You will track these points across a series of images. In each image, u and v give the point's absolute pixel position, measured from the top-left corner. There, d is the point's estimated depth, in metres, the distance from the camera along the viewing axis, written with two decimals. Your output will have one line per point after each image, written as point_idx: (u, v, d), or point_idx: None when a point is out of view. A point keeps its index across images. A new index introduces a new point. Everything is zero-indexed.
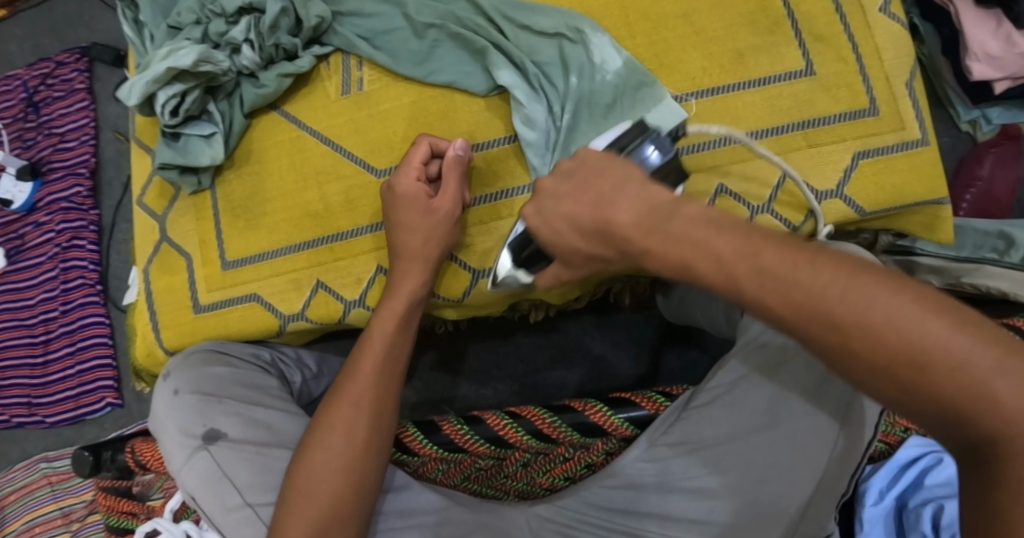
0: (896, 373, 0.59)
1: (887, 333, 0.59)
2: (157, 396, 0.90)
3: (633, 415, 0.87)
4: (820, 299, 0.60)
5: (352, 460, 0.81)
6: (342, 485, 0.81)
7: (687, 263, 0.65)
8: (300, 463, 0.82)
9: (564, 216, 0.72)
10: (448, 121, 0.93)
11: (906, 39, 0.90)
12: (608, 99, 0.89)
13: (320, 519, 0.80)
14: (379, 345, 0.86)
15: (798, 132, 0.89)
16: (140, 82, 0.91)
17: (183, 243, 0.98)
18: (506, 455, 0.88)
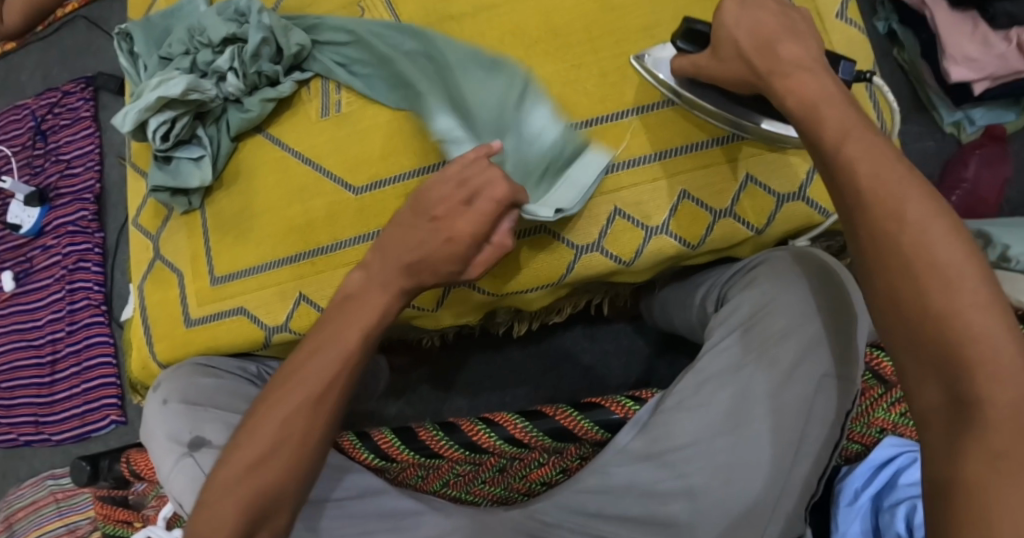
0: (926, 297, 0.66)
1: (936, 258, 0.66)
2: (147, 406, 0.94)
3: (604, 420, 0.89)
4: (896, 192, 0.68)
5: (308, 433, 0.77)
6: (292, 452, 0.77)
7: (817, 116, 0.73)
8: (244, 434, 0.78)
9: (746, 32, 0.79)
10: (392, 160, 0.96)
11: (866, 43, 0.96)
12: (542, 164, 0.89)
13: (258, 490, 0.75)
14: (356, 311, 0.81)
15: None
16: (133, 111, 0.95)
17: (175, 259, 1.01)
18: (480, 461, 0.91)
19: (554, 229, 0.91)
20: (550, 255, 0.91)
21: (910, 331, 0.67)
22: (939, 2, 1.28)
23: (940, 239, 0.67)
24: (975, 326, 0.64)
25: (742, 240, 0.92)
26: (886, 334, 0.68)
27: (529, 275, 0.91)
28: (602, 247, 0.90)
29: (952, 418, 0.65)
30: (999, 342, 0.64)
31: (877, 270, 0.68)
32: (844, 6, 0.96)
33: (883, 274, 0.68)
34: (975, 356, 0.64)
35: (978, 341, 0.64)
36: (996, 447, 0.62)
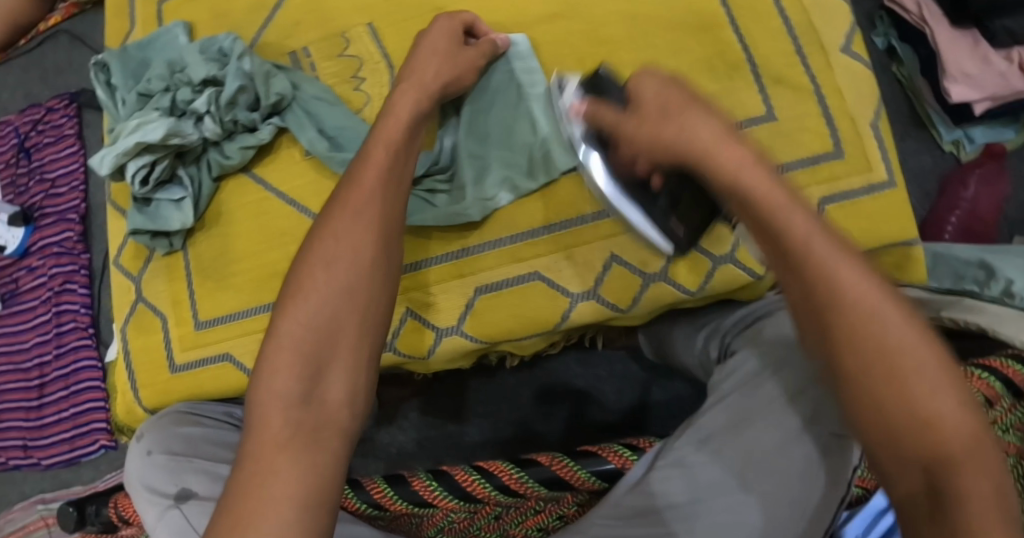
0: (900, 389, 0.63)
1: (903, 352, 0.63)
2: (129, 457, 0.90)
3: (599, 469, 0.87)
4: (834, 280, 0.65)
5: (337, 308, 0.75)
6: (343, 308, 0.76)
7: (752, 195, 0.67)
8: (280, 327, 0.75)
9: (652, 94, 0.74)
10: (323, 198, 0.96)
11: (870, 79, 0.92)
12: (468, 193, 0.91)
13: (310, 351, 0.74)
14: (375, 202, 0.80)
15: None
16: (111, 154, 0.93)
17: (157, 303, 0.99)
18: (476, 509, 0.89)
19: (547, 276, 0.89)
20: (545, 302, 0.89)
21: (887, 432, 0.64)
22: (939, 18, 1.25)
23: (910, 336, 0.64)
24: (953, 428, 0.62)
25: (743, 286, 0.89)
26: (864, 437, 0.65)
27: (522, 323, 0.89)
28: (597, 295, 0.89)
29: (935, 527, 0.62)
30: (975, 443, 0.62)
31: (851, 374, 0.65)
32: (849, 39, 0.93)
33: (858, 378, 0.64)
34: (957, 458, 0.62)
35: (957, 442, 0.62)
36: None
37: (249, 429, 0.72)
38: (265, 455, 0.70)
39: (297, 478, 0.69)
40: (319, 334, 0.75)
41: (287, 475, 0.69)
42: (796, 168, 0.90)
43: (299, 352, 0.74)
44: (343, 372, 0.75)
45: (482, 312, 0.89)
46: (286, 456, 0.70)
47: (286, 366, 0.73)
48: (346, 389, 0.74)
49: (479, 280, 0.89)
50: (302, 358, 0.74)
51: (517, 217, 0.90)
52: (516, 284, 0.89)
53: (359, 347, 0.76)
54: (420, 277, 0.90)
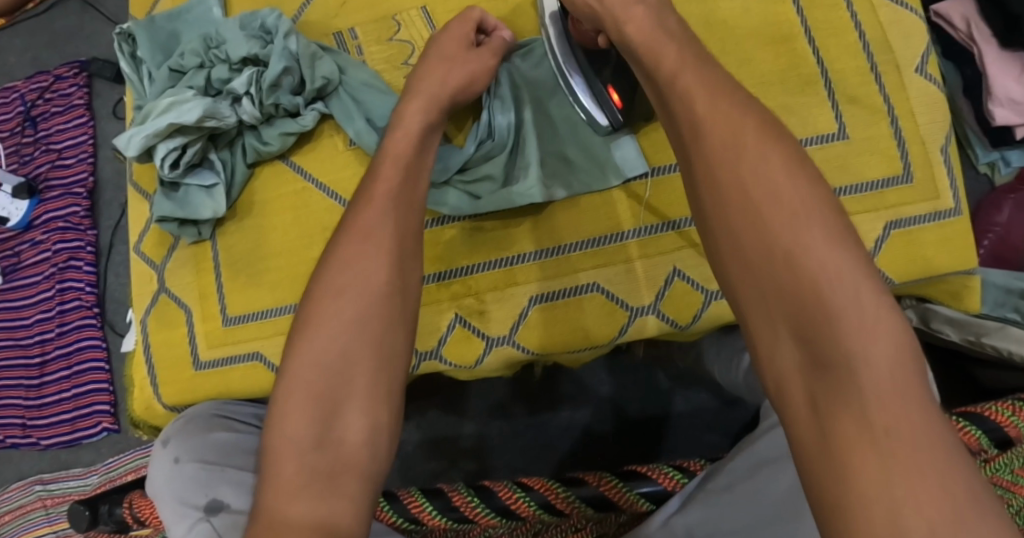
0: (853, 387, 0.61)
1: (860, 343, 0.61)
2: (153, 465, 0.84)
3: (649, 491, 0.85)
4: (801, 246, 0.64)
5: (360, 332, 0.69)
6: (354, 341, 0.69)
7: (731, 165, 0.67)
8: (290, 364, 0.69)
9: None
10: None
11: (943, 101, 0.90)
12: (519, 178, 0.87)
13: (322, 389, 0.67)
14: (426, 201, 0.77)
15: None
16: (139, 135, 0.88)
17: (182, 295, 0.94)
18: (516, 526, 0.86)
19: (605, 287, 0.86)
20: (602, 316, 0.86)
21: (759, 282, 0.65)
22: (989, 39, 1.23)
23: (770, 169, 0.67)
24: (827, 263, 0.63)
25: None
26: (737, 290, 0.66)
27: (579, 337, 0.86)
28: (657, 310, 0.85)
29: (815, 380, 0.62)
30: (850, 275, 0.63)
31: (719, 217, 0.68)
32: (925, 60, 0.91)
33: (725, 219, 0.67)
34: (834, 297, 0.62)
35: (831, 277, 0.63)
36: (866, 403, 0.60)
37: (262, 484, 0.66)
38: (280, 502, 0.64)
39: (308, 529, 0.62)
40: (338, 358, 0.68)
41: (296, 532, 0.62)
42: (862, 192, 0.88)
43: (309, 391, 0.67)
44: (360, 408, 0.68)
45: (536, 324, 0.86)
46: (301, 503, 0.64)
47: (300, 398, 0.67)
48: (366, 427, 0.67)
49: (534, 289, 0.86)
50: (312, 399, 0.67)
51: (575, 218, 0.87)
52: (572, 295, 0.86)
53: (378, 379, 0.69)
54: (471, 283, 0.87)
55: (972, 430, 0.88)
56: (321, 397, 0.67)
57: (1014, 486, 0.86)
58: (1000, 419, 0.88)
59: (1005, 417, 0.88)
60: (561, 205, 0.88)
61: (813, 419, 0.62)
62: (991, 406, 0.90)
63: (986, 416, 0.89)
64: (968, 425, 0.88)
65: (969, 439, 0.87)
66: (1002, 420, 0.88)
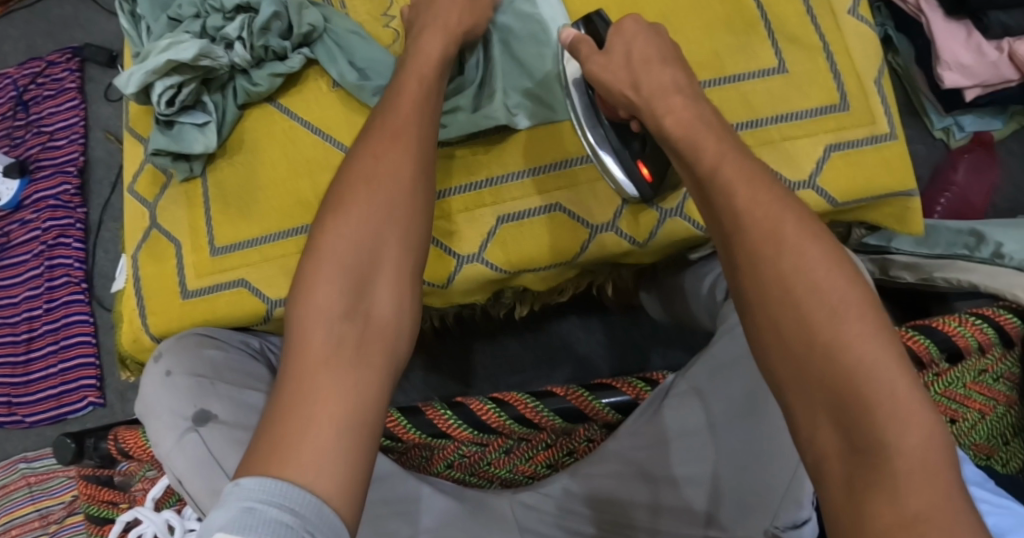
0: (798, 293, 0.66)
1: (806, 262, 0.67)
2: (145, 379, 0.87)
3: (614, 400, 0.89)
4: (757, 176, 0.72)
5: (383, 225, 0.78)
6: (388, 234, 0.78)
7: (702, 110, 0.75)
8: (325, 242, 0.76)
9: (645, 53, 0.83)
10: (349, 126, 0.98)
11: (874, 40, 0.97)
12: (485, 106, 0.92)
13: (355, 267, 0.75)
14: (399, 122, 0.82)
15: (772, 126, 0.93)
16: (139, 71, 0.93)
17: (174, 230, 0.98)
18: (488, 441, 0.91)
19: (567, 207, 0.91)
20: (566, 232, 0.90)
21: (805, 385, 0.65)
22: (936, 6, 1.30)
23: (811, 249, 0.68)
24: (872, 367, 0.63)
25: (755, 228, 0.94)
26: (778, 378, 0.66)
27: (544, 253, 0.90)
28: (617, 227, 0.91)
29: (853, 467, 0.62)
30: (891, 373, 0.63)
31: (765, 316, 0.68)
32: (856, 4, 0.97)
33: (771, 323, 0.67)
34: (874, 399, 0.62)
35: (872, 375, 0.63)
36: (899, 486, 0.60)
37: (290, 343, 0.73)
38: (308, 369, 0.70)
39: (345, 389, 0.70)
40: (362, 249, 0.76)
41: (330, 386, 0.70)
42: (808, 118, 0.93)
43: (342, 267, 0.75)
44: (388, 290, 0.76)
45: (505, 241, 0.90)
46: (327, 369, 0.71)
47: (326, 277, 0.74)
48: (389, 308, 0.76)
49: (501, 210, 0.91)
50: (346, 274, 0.75)
51: (557, 139, 0.92)
52: (538, 214, 0.91)
53: (400, 269, 0.77)
54: (443, 207, 0.91)
55: (923, 339, 0.92)
56: (353, 274, 0.75)
57: (968, 400, 0.93)
58: (948, 329, 0.93)
59: (952, 327, 0.92)
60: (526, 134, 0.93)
61: (847, 495, 0.62)
62: (940, 318, 0.94)
63: (935, 328, 0.93)
64: (919, 335, 0.92)
65: (921, 349, 0.92)
66: (951, 330, 0.92)
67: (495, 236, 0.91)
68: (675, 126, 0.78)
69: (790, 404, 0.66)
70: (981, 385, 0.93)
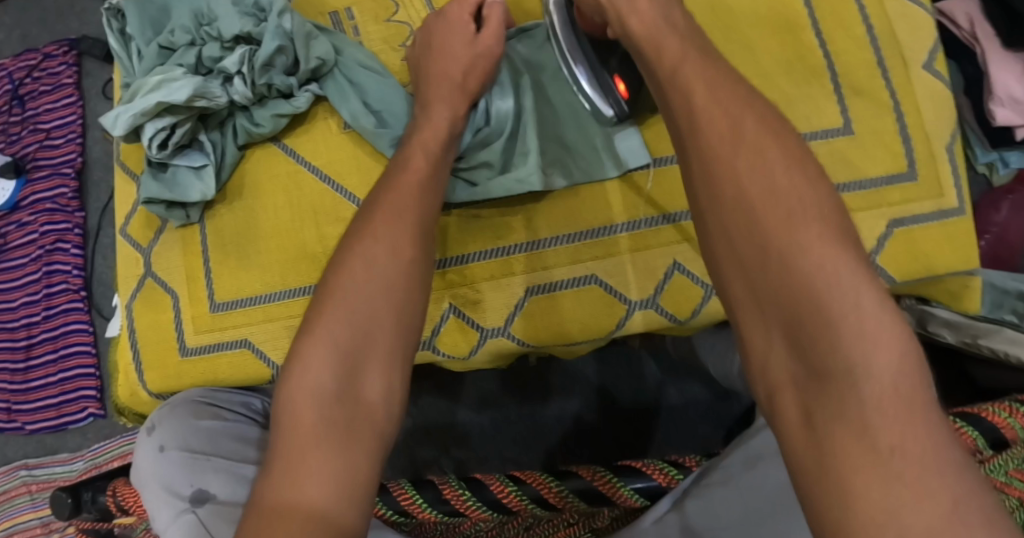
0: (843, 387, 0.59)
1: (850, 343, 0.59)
2: (138, 451, 0.83)
3: (644, 486, 0.84)
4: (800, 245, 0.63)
5: (382, 292, 0.73)
6: (381, 308, 0.73)
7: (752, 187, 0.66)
8: (320, 313, 0.72)
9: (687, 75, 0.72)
10: (360, 172, 0.92)
11: (947, 99, 0.89)
12: (518, 162, 0.86)
13: (347, 344, 0.71)
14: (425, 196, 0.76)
15: (857, 193, 0.87)
16: (127, 113, 0.86)
17: (169, 280, 0.92)
18: (508, 519, 0.85)
19: (605, 281, 0.85)
20: (601, 308, 0.85)
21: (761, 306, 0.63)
22: (992, 38, 1.21)
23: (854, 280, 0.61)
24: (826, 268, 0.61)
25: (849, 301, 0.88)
26: (734, 309, 0.65)
27: (576, 329, 0.85)
28: (658, 304, 0.85)
29: (810, 394, 0.61)
30: (848, 278, 0.61)
31: (721, 235, 0.66)
32: (932, 56, 0.90)
33: (726, 239, 0.66)
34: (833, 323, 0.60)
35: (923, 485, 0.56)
36: (866, 417, 0.59)
37: (279, 425, 0.69)
38: (294, 456, 0.67)
39: (330, 477, 0.66)
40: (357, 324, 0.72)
41: (318, 475, 0.66)
42: (872, 188, 0.87)
43: (335, 342, 0.71)
44: (381, 369, 0.72)
45: (533, 314, 0.85)
46: (317, 455, 0.67)
47: (317, 354, 0.70)
48: (383, 386, 0.71)
49: (533, 280, 0.85)
50: (335, 334, 0.71)
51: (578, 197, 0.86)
52: (570, 286, 0.85)
53: (397, 342, 0.73)
54: (467, 272, 0.86)
55: (969, 431, 0.87)
56: (343, 348, 0.71)
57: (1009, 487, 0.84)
58: (996, 420, 0.88)
59: (1001, 418, 0.88)
60: (560, 194, 0.87)
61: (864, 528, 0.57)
62: (987, 407, 0.90)
63: (982, 417, 0.88)
64: (964, 426, 0.88)
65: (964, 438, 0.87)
66: (999, 420, 0.88)
67: (521, 308, 0.86)
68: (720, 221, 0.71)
69: (755, 339, 0.64)
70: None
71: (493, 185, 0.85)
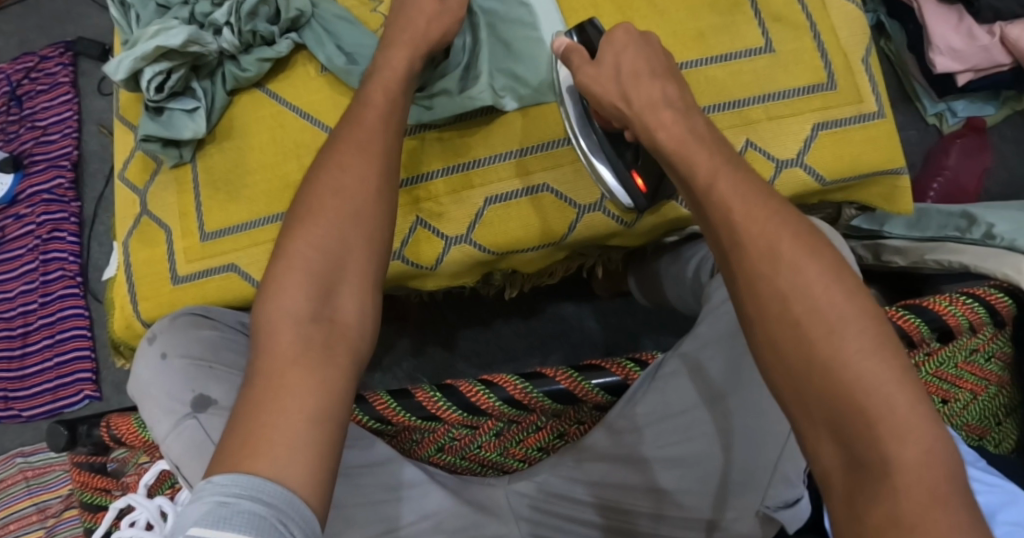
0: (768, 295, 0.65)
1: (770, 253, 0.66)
2: (138, 360, 0.87)
3: (605, 382, 0.89)
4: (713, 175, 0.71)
5: (349, 229, 0.76)
6: (352, 235, 0.75)
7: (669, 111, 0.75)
8: (292, 246, 0.75)
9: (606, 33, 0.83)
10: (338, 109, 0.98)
11: (861, 20, 0.98)
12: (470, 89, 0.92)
13: (322, 273, 0.74)
14: (382, 97, 0.83)
15: (759, 105, 0.93)
16: (128, 59, 0.94)
17: (164, 216, 0.98)
18: (478, 423, 0.90)
19: (554, 188, 0.92)
20: (554, 214, 0.92)
21: (754, 316, 0.66)
22: None
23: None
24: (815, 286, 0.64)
25: (809, 193, 0.94)
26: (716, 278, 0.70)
27: (530, 233, 0.92)
28: (603, 208, 0.92)
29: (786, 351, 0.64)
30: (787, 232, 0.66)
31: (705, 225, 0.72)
32: None
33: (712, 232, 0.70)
34: (827, 345, 0.62)
35: (866, 383, 0.61)
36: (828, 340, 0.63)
37: (259, 347, 0.72)
38: (276, 371, 0.70)
39: (313, 391, 0.69)
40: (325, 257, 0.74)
41: (302, 390, 0.69)
42: (794, 96, 0.93)
43: (309, 271, 0.73)
44: (354, 293, 0.74)
45: (492, 222, 0.91)
46: (298, 371, 0.70)
47: (293, 283, 0.73)
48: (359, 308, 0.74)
49: (490, 191, 0.92)
50: (309, 271, 0.73)
51: (531, 121, 0.93)
52: (525, 195, 0.92)
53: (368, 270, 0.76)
54: (428, 189, 0.92)
55: (913, 320, 0.91)
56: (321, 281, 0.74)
57: (960, 380, 0.93)
58: (939, 310, 0.92)
59: (943, 308, 0.91)
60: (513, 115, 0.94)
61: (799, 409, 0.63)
62: (930, 299, 0.93)
63: (927, 307, 0.92)
64: (909, 315, 0.91)
65: (911, 328, 0.90)
66: (942, 310, 0.91)
67: (480, 218, 0.92)
68: (669, 141, 0.76)
69: (756, 341, 0.66)
70: (973, 365, 0.93)
71: (453, 107, 0.91)
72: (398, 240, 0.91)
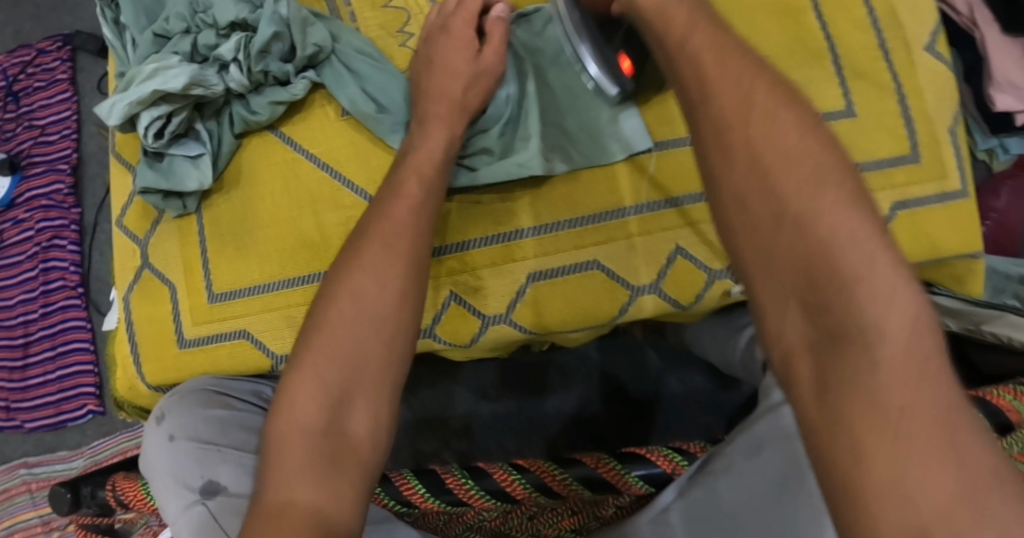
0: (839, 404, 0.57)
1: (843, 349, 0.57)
2: (147, 441, 0.82)
3: (648, 473, 0.83)
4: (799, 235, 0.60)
5: (362, 333, 0.70)
6: (366, 339, 0.70)
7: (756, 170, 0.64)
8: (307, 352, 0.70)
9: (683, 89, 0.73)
10: (360, 160, 0.91)
11: (949, 81, 0.89)
12: (517, 148, 0.87)
13: (336, 382, 0.68)
14: (415, 188, 0.78)
15: None
16: (122, 102, 0.86)
17: (166, 270, 0.91)
18: (509, 508, 0.85)
19: (605, 266, 0.87)
20: (602, 295, 0.87)
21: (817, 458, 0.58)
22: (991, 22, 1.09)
23: None
24: (920, 426, 0.54)
25: None
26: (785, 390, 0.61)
27: (575, 314, 0.87)
28: (660, 289, 0.87)
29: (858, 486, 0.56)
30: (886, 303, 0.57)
31: None
32: (933, 38, 0.89)
33: None
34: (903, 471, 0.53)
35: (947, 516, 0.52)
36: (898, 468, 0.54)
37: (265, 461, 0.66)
38: (279, 486, 0.64)
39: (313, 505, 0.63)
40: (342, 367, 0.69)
41: (299, 504, 0.63)
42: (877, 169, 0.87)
43: (320, 381, 0.68)
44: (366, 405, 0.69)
45: (535, 301, 0.87)
46: (303, 487, 0.64)
47: (304, 395, 0.68)
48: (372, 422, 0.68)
49: (533, 266, 0.87)
50: (324, 387, 0.68)
51: (573, 193, 0.87)
52: (573, 272, 0.87)
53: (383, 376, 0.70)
54: (467, 259, 0.87)
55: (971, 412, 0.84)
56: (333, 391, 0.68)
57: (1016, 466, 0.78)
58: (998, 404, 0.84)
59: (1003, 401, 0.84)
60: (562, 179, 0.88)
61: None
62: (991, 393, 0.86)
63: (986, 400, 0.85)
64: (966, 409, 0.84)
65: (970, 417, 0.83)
66: (1002, 402, 0.84)
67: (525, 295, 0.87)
68: None
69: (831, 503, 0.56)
70: None
71: (498, 171, 0.85)
72: (430, 316, 0.88)
